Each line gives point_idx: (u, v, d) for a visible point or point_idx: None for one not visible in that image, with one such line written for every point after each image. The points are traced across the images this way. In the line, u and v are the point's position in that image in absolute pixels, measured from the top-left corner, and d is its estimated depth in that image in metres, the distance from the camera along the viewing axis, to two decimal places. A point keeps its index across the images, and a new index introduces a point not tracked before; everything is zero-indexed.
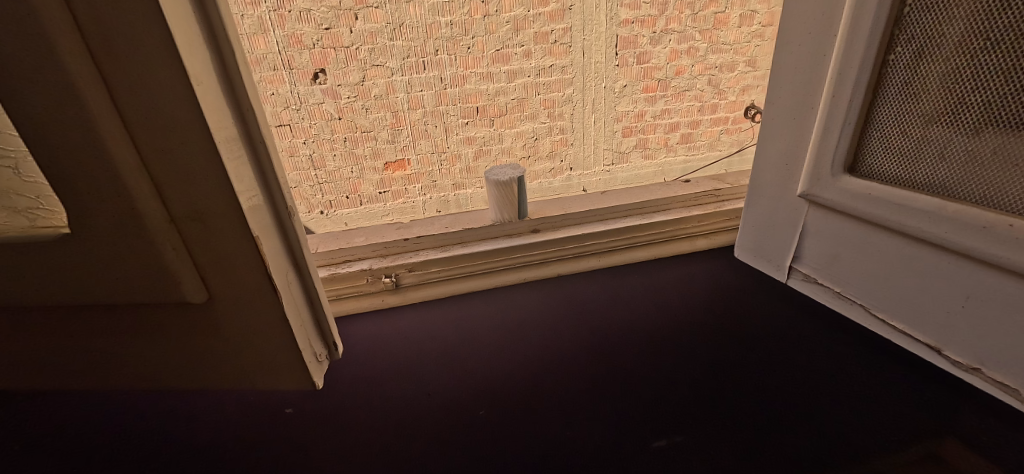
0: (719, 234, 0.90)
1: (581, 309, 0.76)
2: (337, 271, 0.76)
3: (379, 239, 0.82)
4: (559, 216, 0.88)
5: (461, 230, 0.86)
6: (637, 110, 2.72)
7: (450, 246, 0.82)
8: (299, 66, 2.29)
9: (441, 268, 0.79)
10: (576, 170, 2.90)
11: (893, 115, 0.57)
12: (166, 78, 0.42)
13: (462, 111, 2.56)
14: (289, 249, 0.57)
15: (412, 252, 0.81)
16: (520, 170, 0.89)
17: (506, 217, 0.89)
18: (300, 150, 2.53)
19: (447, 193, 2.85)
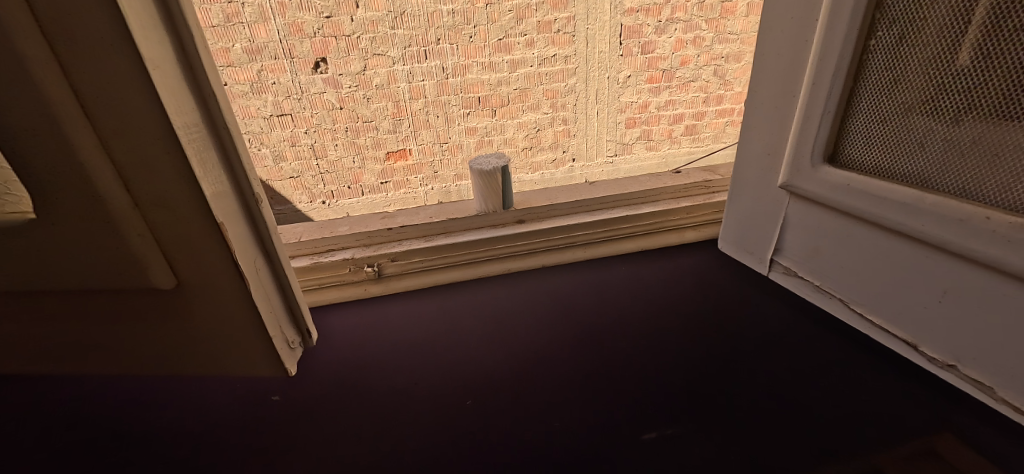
0: (709, 226, 0.89)
1: (566, 301, 0.76)
2: (319, 260, 0.75)
3: (362, 228, 0.82)
4: (546, 207, 0.88)
5: (446, 220, 0.85)
6: (640, 101, 2.70)
7: (433, 236, 0.82)
8: (300, 55, 2.28)
9: (425, 257, 0.79)
10: (578, 160, 2.88)
11: (874, 103, 0.56)
12: (124, 63, 0.41)
13: (463, 101, 2.54)
14: (259, 234, 0.57)
15: (395, 242, 0.81)
16: (504, 160, 0.89)
17: (490, 208, 0.89)
18: (302, 140, 2.53)
19: (449, 184, 2.84)
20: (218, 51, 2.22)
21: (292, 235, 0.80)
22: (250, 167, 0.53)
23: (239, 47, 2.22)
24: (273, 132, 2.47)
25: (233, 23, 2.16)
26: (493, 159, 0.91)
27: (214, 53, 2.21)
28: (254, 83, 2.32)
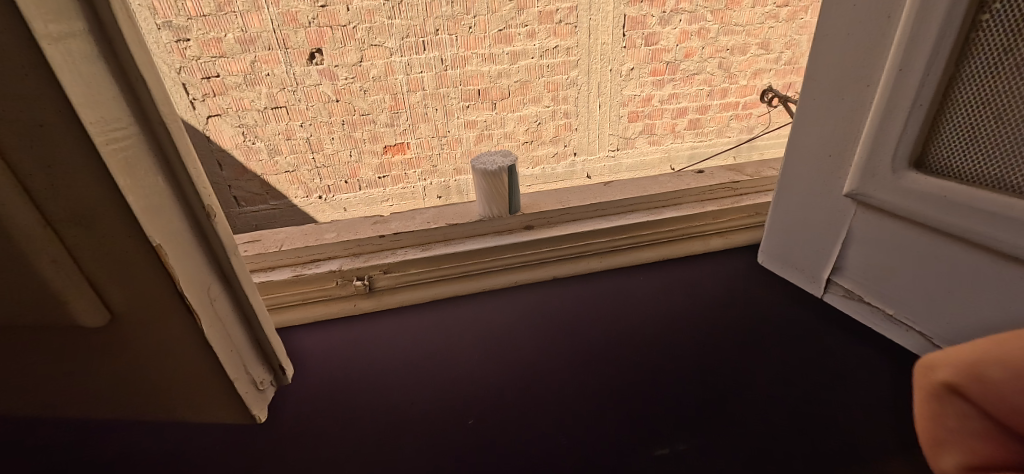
0: (734, 233, 0.83)
1: (578, 314, 0.69)
2: (302, 273, 0.69)
3: (354, 235, 0.75)
4: (554, 212, 0.81)
5: (443, 226, 0.78)
6: (644, 94, 2.63)
7: (431, 245, 0.76)
8: (295, 46, 2.21)
9: (419, 269, 0.73)
10: (580, 155, 2.81)
11: (986, 95, 0.47)
12: (17, 49, 0.34)
13: (463, 93, 2.47)
14: (214, 255, 0.51)
15: (388, 252, 0.74)
16: (510, 159, 0.82)
17: (494, 212, 0.82)
18: (297, 133, 2.45)
19: (448, 179, 2.77)
20: (209, 41, 2.13)
21: (278, 243, 0.74)
22: (197, 179, 0.48)
23: (232, 37, 2.14)
24: (267, 125, 2.40)
25: (224, 12, 2.08)
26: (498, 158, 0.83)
27: (206, 43, 2.13)
28: (248, 74, 2.24)
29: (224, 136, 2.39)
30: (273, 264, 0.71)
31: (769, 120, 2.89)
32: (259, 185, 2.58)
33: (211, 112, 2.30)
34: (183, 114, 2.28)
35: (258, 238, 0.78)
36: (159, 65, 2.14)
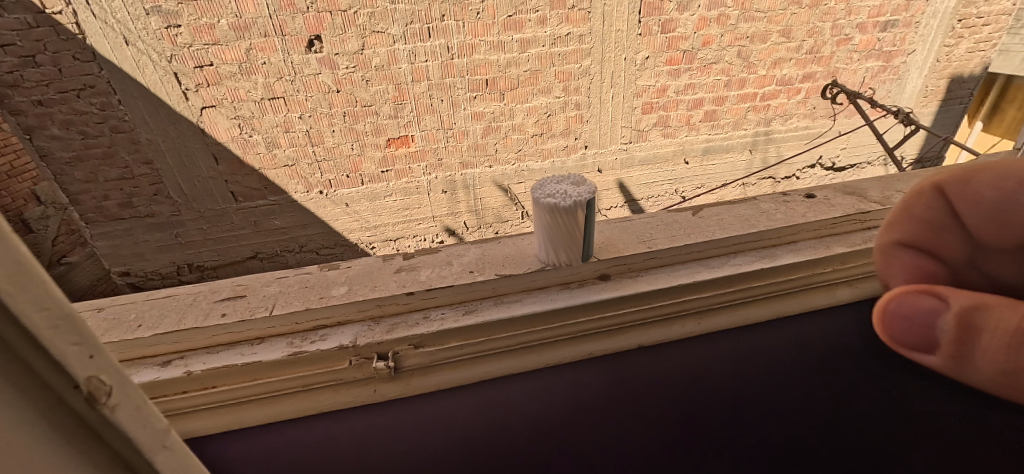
0: (868, 282, 0.64)
1: (648, 375, 0.55)
2: (301, 351, 0.53)
3: (370, 290, 0.58)
4: (640, 257, 0.64)
5: (493, 277, 0.61)
6: (659, 85, 2.46)
7: (477, 304, 0.59)
8: (292, 32, 2.05)
9: (461, 340, 0.55)
10: (591, 148, 2.62)
11: None
12: None
13: (470, 83, 2.31)
14: (118, 457, 0.30)
15: (419, 319, 0.57)
16: (589, 191, 0.60)
17: (563, 261, 0.61)
18: (296, 125, 2.30)
19: (454, 173, 2.58)
20: (201, 27, 1.99)
21: (267, 301, 0.57)
22: (56, 342, 0.26)
23: (225, 23, 1.99)
24: (264, 117, 2.24)
25: None
26: (564, 183, 0.62)
27: (198, 29, 1.99)
28: (243, 63, 2.09)
29: (219, 129, 2.23)
30: (257, 333, 0.55)
31: (788, 112, 2.72)
32: (258, 179, 2.41)
33: (206, 103, 2.16)
34: (176, 106, 2.14)
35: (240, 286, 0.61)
36: (147, 53, 2.01)
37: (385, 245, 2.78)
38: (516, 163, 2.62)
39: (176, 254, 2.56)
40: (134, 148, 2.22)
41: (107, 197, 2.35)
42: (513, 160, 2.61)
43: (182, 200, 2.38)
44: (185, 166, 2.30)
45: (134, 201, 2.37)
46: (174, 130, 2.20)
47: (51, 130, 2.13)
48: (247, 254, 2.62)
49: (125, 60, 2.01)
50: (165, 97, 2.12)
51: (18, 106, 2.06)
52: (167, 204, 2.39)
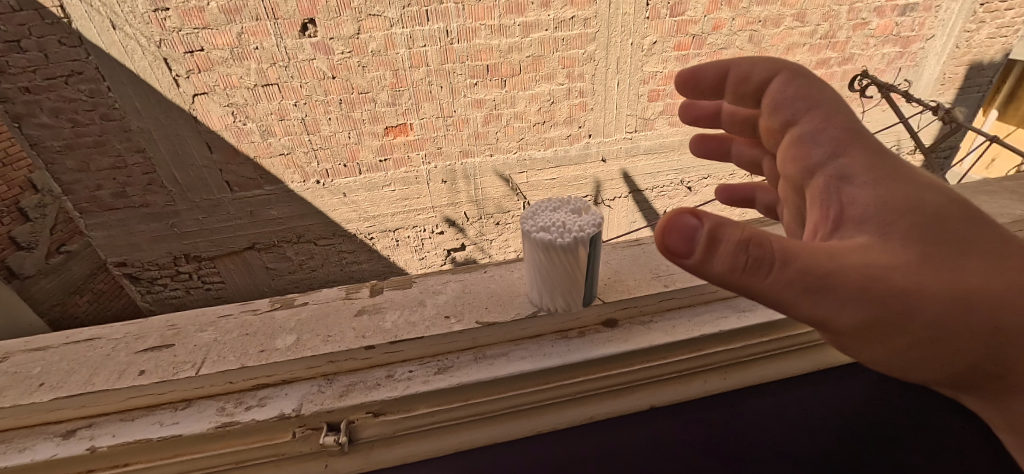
0: None
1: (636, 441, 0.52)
2: (231, 425, 0.49)
3: (322, 344, 0.54)
4: (653, 298, 0.61)
5: (464, 327, 0.56)
6: (666, 72, 2.35)
7: (446, 360, 0.56)
8: (285, 15, 1.96)
9: (430, 407, 0.53)
10: (595, 137, 2.53)
11: None
12: None
13: (470, 69, 2.21)
14: None
15: (379, 382, 0.53)
16: (594, 226, 0.54)
17: (559, 305, 0.57)
18: (291, 113, 2.21)
19: (454, 162, 2.49)
20: (191, 11, 1.90)
21: (195, 356, 0.54)
22: None
23: (215, 6, 1.90)
24: (258, 104, 2.16)
25: None
26: (556, 219, 0.58)
27: (187, 12, 1.90)
28: (234, 48, 2.00)
29: (213, 117, 2.15)
30: (187, 394, 0.52)
31: None
32: (253, 168, 2.33)
33: (198, 90, 2.07)
34: (167, 93, 2.06)
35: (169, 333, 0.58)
36: (136, 37, 1.92)
37: (384, 235, 2.71)
38: (518, 152, 2.52)
39: (173, 245, 2.51)
40: (124, 136, 2.14)
41: (100, 187, 2.27)
42: (515, 148, 2.51)
43: (177, 189, 2.31)
44: (179, 155, 2.22)
45: (128, 191, 2.29)
46: (167, 118, 2.12)
47: (39, 118, 2.05)
48: (244, 244, 2.55)
49: (113, 46, 1.92)
50: (155, 84, 2.03)
51: (6, 94, 1.98)
52: (161, 193, 2.32)
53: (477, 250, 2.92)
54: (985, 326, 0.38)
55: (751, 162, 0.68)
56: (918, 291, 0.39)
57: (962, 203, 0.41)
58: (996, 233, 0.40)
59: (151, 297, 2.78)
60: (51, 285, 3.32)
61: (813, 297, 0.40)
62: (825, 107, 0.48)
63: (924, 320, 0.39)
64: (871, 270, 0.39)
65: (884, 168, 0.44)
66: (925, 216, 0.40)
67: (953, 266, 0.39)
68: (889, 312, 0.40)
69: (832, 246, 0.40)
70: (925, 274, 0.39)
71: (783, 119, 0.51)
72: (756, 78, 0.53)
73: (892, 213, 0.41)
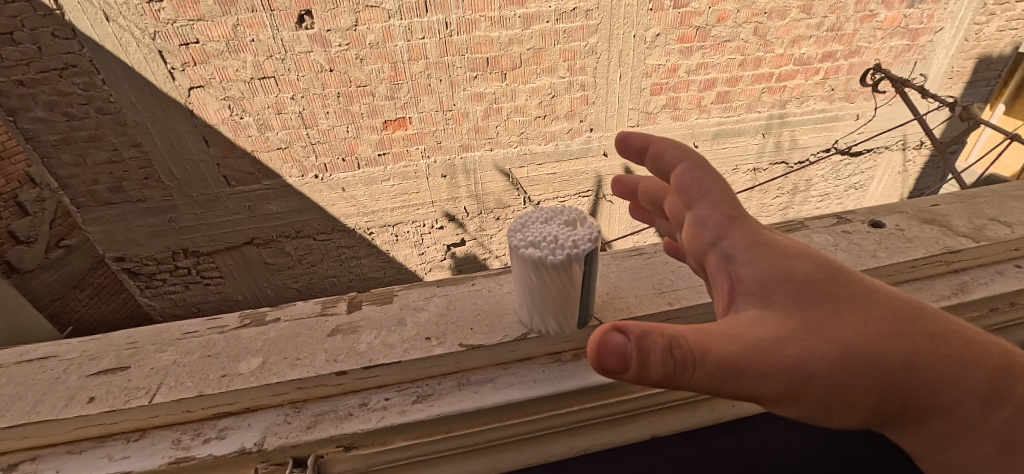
0: None
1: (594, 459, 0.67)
2: (190, 457, 0.60)
3: (288, 369, 0.66)
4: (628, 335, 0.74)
5: (396, 359, 0.67)
6: (669, 64, 2.30)
7: (416, 389, 0.68)
8: (281, 7, 1.92)
9: (406, 437, 0.64)
10: (597, 131, 2.48)
11: None
12: None
13: (470, 62, 2.17)
14: None
15: (351, 412, 0.64)
16: (589, 245, 0.67)
17: (562, 323, 0.71)
18: (288, 107, 2.17)
19: (454, 156, 2.45)
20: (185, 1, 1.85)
21: (150, 382, 0.66)
22: None
23: None
24: (255, 97, 2.12)
25: None
26: (554, 232, 0.70)
27: (182, 4, 1.86)
28: (230, 40, 1.96)
29: (209, 110, 2.11)
30: (136, 424, 0.64)
31: (804, 93, 2.55)
32: (251, 163, 2.30)
33: (194, 83, 2.04)
34: (162, 86, 2.02)
35: (129, 354, 0.72)
36: (130, 29, 1.88)
37: (384, 230, 2.68)
38: (518, 146, 2.48)
39: (171, 239, 2.48)
40: (120, 130, 2.10)
41: (96, 181, 2.23)
42: (515, 142, 2.47)
43: (174, 184, 2.28)
44: (176, 149, 2.19)
45: (125, 186, 2.26)
46: (162, 111, 2.08)
47: (35, 112, 2.01)
48: (243, 239, 2.53)
49: (107, 38, 1.88)
50: (151, 77, 1.99)
51: None
52: (159, 188, 2.28)
53: (477, 245, 2.90)
54: (861, 372, 0.49)
55: (670, 235, 0.81)
56: (806, 357, 0.50)
57: (817, 273, 0.54)
58: (847, 292, 0.53)
59: (150, 292, 2.74)
60: (53, 279, 3.37)
61: (735, 380, 0.50)
62: (713, 199, 0.61)
63: (818, 377, 0.50)
64: (767, 346, 0.50)
65: (756, 254, 0.56)
66: (792, 288, 0.53)
67: (822, 326, 0.51)
68: (792, 379, 0.50)
69: (736, 335, 0.51)
70: (803, 338, 0.50)
71: (685, 203, 0.64)
72: (667, 159, 0.66)
73: (769, 293, 0.54)
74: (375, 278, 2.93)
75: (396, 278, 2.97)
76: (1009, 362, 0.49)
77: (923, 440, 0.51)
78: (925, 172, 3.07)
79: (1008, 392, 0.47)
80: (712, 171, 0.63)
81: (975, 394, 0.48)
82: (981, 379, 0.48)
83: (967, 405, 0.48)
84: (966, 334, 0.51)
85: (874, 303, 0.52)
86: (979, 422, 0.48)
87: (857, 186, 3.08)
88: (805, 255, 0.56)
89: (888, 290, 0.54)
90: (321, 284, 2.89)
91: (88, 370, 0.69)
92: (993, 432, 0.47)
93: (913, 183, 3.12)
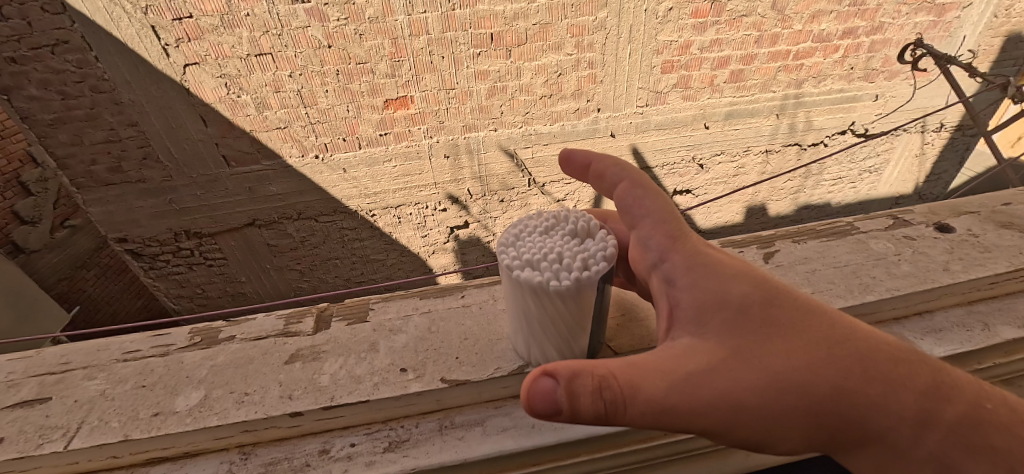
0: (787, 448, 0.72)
1: None
2: None
3: (235, 407, 0.68)
4: None
5: (339, 395, 0.68)
6: (682, 40, 2.19)
7: (378, 432, 0.69)
8: None
9: None
10: (604, 111, 2.39)
11: None
12: None
13: (473, 38, 2.07)
14: None
15: (307, 463, 0.65)
16: (601, 267, 0.63)
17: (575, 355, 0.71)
18: (286, 85, 2.09)
19: (457, 136, 2.38)
20: None
21: (70, 422, 0.68)
22: None
23: None
24: (252, 75, 2.04)
25: None
26: (556, 248, 0.66)
27: None
28: (224, 15, 1.87)
29: (206, 89, 2.04)
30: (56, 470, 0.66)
31: (822, 72, 2.43)
32: (250, 142, 2.23)
33: (189, 60, 1.96)
34: (157, 64, 1.95)
35: (53, 382, 0.75)
36: (121, 3, 1.80)
37: (386, 212, 2.63)
38: (523, 127, 2.39)
39: (172, 221, 2.44)
40: (116, 109, 2.04)
41: (95, 162, 2.18)
42: (520, 123, 2.38)
43: (173, 164, 2.22)
44: (173, 129, 2.13)
45: (124, 166, 2.21)
46: (158, 90, 2.02)
47: (29, 90, 1.94)
48: (245, 220, 2.49)
49: (97, 11, 1.80)
50: (144, 54, 1.92)
51: None
52: (158, 169, 2.23)
53: (480, 228, 2.85)
54: (790, 400, 0.54)
55: None
56: (736, 387, 0.55)
57: (751, 299, 0.58)
58: (776, 318, 0.57)
59: (154, 273, 2.71)
60: (57, 260, 3.34)
61: (670, 412, 0.55)
62: (652, 221, 0.67)
63: (750, 405, 0.55)
64: (700, 377, 0.55)
65: (693, 279, 0.61)
66: (726, 316, 0.58)
67: (753, 356, 0.55)
68: (726, 408, 0.55)
69: (669, 368, 0.56)
70: (735, 368, 0.55)
71: (631, 222, 0.70)
72: (608, 177, 0.72)
73: (705, 320, 0.59)
74: (377, 260, 2.89)
75: (399, 260, 2.92)
76: (938, 380, 0.52)
77: (862, 456, 0.55)
78: (944, 155, 2.95)
79: (936, 413, 0.50)
80: (651, 190, 0.69)
81: (906, 418, 0.51)
82: (910, 404, 0.51)
83: (898, 428, 0.51)
84: (896, 354, 0.54)
85: (804, 330, 0.56)
86: (911, 443, 0.51)
87: (872, 170, 2.98)
88: (741, 280, 0.60)
89: (822, 312, 0.58)
90: (325, 266, 2.85)
91: (5, 401, 0.72)
92: (926, 454, 0.51)
93: (931, 167, 3.00)
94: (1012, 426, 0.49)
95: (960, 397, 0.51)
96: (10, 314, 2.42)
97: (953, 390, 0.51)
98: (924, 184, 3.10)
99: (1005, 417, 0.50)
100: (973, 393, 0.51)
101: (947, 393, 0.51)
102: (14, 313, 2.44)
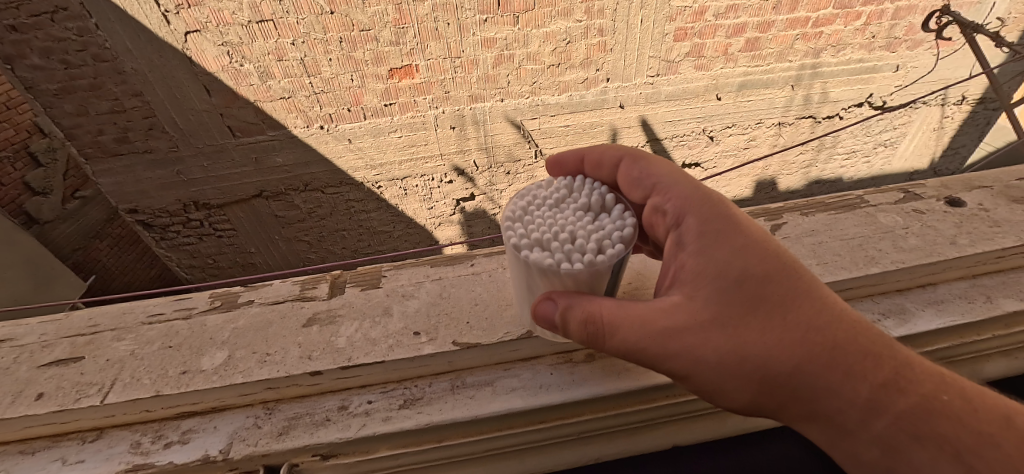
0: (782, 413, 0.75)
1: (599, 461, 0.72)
2: (150, 460, 0.65)
3: (259, 367, 0.70)
4: None
5: (358, 357, 0.70)
6: (696, 7, 2.12)
7: (394, 389, 0.71)
8: None
9: (392, 445, 0.67)
10: (613, 81, 2.34)
11: None
12: None
13: (479, 4, 2.01)
14: None
15: (328, 418, 0.68)
16: (621, 251, 0.63)
17: None
18: (289, 53, 2.06)
19: (462, 107, 2.35)
20: None
21: (103, 379, 0.71)
22: None
23: None
24: (254, 43, 2.01)
25: None
26: (568, 227, 0.67)
27: None
28: None
29: (208, 57, 2.01)
30: (94, 423, 0.70)
31: (841, 41, 2.35)
32: (254, 112, 2.22)
33: (189, 27, 1.93)
34: (157, 31, 1.92)
35: (83, 343, 0.78)
36: None
37: (392, 184, 2.63)
38: (530, 97, 2.36)
39: (181, 192, 2.46)
40: (120, 78, 2.03)
41: (101, 132, 2.18)
42: (527, 93, 2.34)
43: (179, 134, 2.22)
44: (178, 99, 2.11)
45: (130, 136, 2.21)
46: (160, 58, 1.99)
47: (31, 59, 1.92)
48: (252, 191, 2.51)
49: None
50: (145, 21, 1.89)
51: None
52: (164, 139, 2.23)
53: (486, 200, 2.85)
54: (750, 368, 0.56)
55: None
56: (704, 347, 0.57)
57: (748, 272, 0.58)
58: (770, 292, 0.57)
59: (167, 243, 2.76)
60: (71, 230, 3.40)
61: (641, 356, 0.60)
62: (662, 190, 0.68)
63: (712, 365, 0.58)
64: (674, 333, 0.58)
65: (699, 246, 0.61)
66: (720, 284, 0.59)
67: (730, 325, 0.57)
68: (690, 365, 0.59)
69: (650, 320, 0.59)
70: (710, 331, 0.57)
71: (642, 192, 0.72)
72: (606, 160, 0.77)
73: (696, 286, 0.60)
74: (384, 232, 2.91)
75: (405, 232, 2.95)
76: (904, 375, 0.52)
77: (810, 427, 0.57)
78: (963, 129, 2.88)
79: (889, 403, 0.51)
80: (657, 162, 0.71)
81: (855, 403, 0.52)
82: (864, 392, 0.52)
83: (847, 409, 0.53)
84: (874, 346, 0.54)
85: (793, 306, 0.56)
86: (859, 426, 0.52)
87: (887, 144, 2.91)
88: (744, 252, 0.60)
89: (819, 294, 0.58)
90: (332, 237, 2.88)
91: (41, 360, 0.75)
92: (871, 436, 0.52)
93: (949, 141, 2.93)
94: (967, 422, 0.49)
95: (917, 390, 0.51)
96: (28, 284, 2.49)
97: (917, 386, 0.52)
98: (940, 158, 3.04)
99: (959, 411, 0.50)
100: (932, 387, 0.52)
101: (905, 387, 0.52)
102: (32, 283, 2.51)
